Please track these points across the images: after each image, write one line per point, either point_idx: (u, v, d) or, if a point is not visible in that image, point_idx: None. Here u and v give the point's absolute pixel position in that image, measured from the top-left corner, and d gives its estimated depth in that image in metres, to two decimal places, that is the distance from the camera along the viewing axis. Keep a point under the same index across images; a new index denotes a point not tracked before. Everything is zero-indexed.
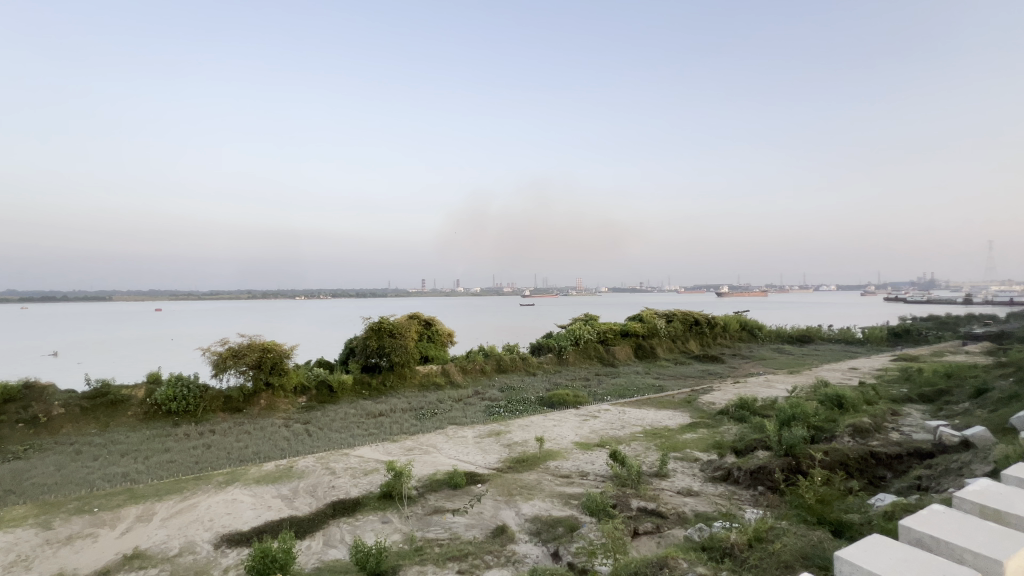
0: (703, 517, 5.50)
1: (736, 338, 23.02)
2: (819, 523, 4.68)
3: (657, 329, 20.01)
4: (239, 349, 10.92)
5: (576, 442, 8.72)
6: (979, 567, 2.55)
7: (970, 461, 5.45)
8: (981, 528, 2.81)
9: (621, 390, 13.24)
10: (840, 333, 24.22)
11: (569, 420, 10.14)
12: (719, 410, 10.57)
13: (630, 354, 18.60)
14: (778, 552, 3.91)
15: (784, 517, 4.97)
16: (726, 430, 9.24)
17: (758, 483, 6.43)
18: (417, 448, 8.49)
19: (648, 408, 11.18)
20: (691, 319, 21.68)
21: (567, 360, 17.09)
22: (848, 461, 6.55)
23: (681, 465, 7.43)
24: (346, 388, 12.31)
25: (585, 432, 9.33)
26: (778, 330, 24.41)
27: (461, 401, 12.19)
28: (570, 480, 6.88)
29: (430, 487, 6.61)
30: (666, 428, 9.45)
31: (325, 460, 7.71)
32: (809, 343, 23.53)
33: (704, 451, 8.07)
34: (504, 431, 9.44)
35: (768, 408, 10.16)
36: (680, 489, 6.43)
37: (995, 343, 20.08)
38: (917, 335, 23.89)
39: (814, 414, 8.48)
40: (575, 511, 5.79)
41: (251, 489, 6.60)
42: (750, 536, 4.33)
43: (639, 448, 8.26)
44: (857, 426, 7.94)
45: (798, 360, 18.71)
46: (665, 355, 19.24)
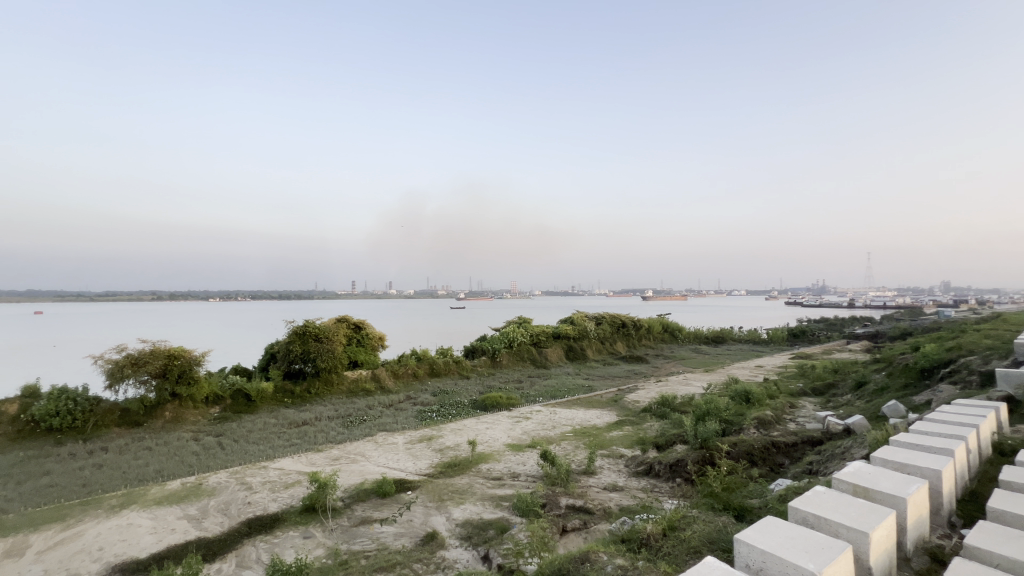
0: (626, 510, 5.77)
1: (659, 339, 24.43)
2: (725, 509, 5.09)
3: (587, 331, 20.75)
4: (140, 356, 9.74)
5: (508, 443, 8.79)
6: (851, 539, 2.91)
7: (851, 446, 6.18)
8: (853, 505, 3.21)
9: (552, 391, 13.55)
10: (749, 334, 26.52)
11: (502, 423, 10.21)
12: (643, 408, 11.15)
13: (562, 355, 19.09)
14: (688, 539, 4.20)
15: (696, 506, 5.35)
16: (649, 426, 9.78)
17: (677, 475, 6.86)
18: (344, 457, 8.14)
19: (578, 408, 11.54)
20: (618, 322, 22.72)
21: (501, 362, 17.21)
22: (753, 451, 7.17)
23: (607, 461, 7.76)
24: (266, 397, 11.51)
25: (517, 433, 9.44)
26: (696, 331, 26.23)
27: (392, 407, 11.85)
28: (501, 482, 6.93)
29: (356, 498, 6.35)
30: (594, 427, 9.81)
31: (240, 475, 7.16)
32: (722, 343, 25.53)
33: (629, 447, 8.48)
34: (436, 436, 9.31)
35: (686, 404, 10.89)
36: (606, 485, 6.71)
37: (872, 342, 22.98)
38: (811, 335, 26.75)
39: (725, 409, 9.21)
40: (505, 513, 5.83)
41: (151, 511, 5.97)
42: (664, 525, 4.62)
43: (569, 447, 8.52)
44: (761, 419, 8.73)
45: (713, 359, 20.21)
46: (594, 356, 19.97)
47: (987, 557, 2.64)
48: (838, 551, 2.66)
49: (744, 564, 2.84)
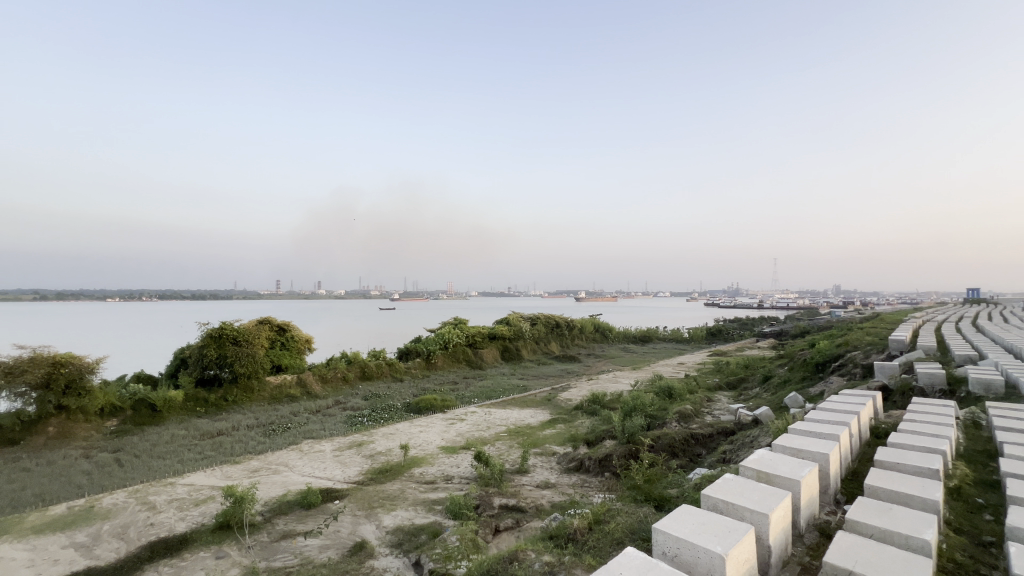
0: (557, 506, 5.88)
1: (591, 339, 25.30)
2: (647, 499, 5.35)
3: (522, 332, 20.98)
4: (16, 364, 8.48)
5: (442, 446, 8.66)
6: (754, 521, 3.17)
7: (758, 435, 6.74)
8: (756, 489, 3.49)
9: (488, 392, 13.54)
10: (673, 333, 28.17)
11: (437, 425, 10.04)
12: (575, 406, 11.46)
13: (497, 356, 19.16)
14: (612, 531, 4.36)
15: (621, 498, 5.58)
16: (580, 423, 10.06)
17: (605, 469, 7.12)
18: (264, 468, 7.60)
19: (513, 407, 11.64)
20: (552, 322, 23.20)
21: (436, 364, 16.95)
22: (675, 444, 7.62)
23: (541, 459, 7.88)
24: (174, 407, 10.48)
25: (451, 435, 9.33)
26: (625, 331, 27.44)
27: (319, 413, 11.25)
28: (435, 485, 6.80)
29: (277, 511, 5.95)
30: (528, 426, 9.95)
31: (141, 494, 6.45)
32: (649, 342, 26.94)
33: (561, 445, 8.67)
34: (367, 442, 8.97)
35: (615, 401, 11.35)
36: (539, 482, 6.81)
37: (777, 340, 25.32)
38: (727, 334, 28.98)
39: (650, 405, 9.69)
40: (438, 517, 5.73)
41: (27, 542, 5.20)
42: (590, 519, 4.77)
43: (503, 447, 8.56)
44: (682, 413, 9.29)
45: (641, 358, 21.24)
46: (529, 356, 20.25)
47: (863, 529, 2.97)
48: (742, 533, 2.88)
49: (661, 551, 2.99)
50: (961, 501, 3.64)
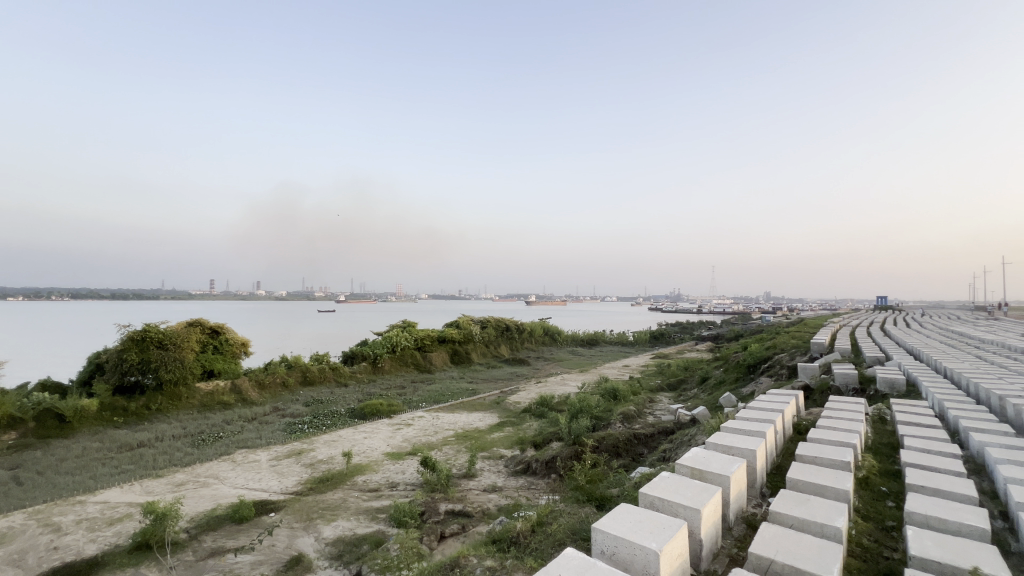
0: (503, 510, 5.86)
1: (540, 342, 25.59)
2: (589, 499, 5.45)
3: (472, 335, 20.82)
4: None
5: (387, 452, 8.41)
6: (687, 517, 3.29)
7: (695, 433, 7.06)
8: (689, 486, 3.64)
9: (435, 396, 13.30)
10: (618, 336, 29.05)
11: (382, 431, 9.74)
12: (523, 409, 11.51)
13: (446, 359, 18.91)
14: (554, 533, 4.39)
15: (565, 500, 5.64)
16: (528, 426, 10.12)
17: (551, 471, 7.18)
18: (191, 481, 7.03)
19: (461, 411, 11.51)
20: (502, 326, 23.18)
21: (382, 367, 16.48)
22: (618, 444, 7.82)
23: (488, 463, 7.84)
24: (87, 417, 9.50)
25: (397, 441, 9.08)
26: (573, 334, 27.97)
27: (255, 421, 10.61)
28: (378, 493, 6.57)
29: (203, 527, 5.51)
30: (476, 430, 9.88)
31: (43, 515, 5.77)
32: (597, 345, 27.64)
33: (509, 448, 8.67)
34: (306, 450, 8.55)
35: (563, 403, 11.51)
36: (486, 486, 6.76)
37: (714, 343, 26.74)
38: (669, 337, 30.29)
39: (595, 406, 9.89)
40: (381, 526, 5.54)
41: None
42: (533, 522, 4.78)
43: (450, 451, 8.44)
44: (626, 414, 9.57)
45: (587, 360, 21.73)
46: (479, 360, 20.15)
47: (784, 519, 3.16)
48: (676, 529, 2.98)
49: (599, 550, 3.04)
50: (868, 490, 3.98)
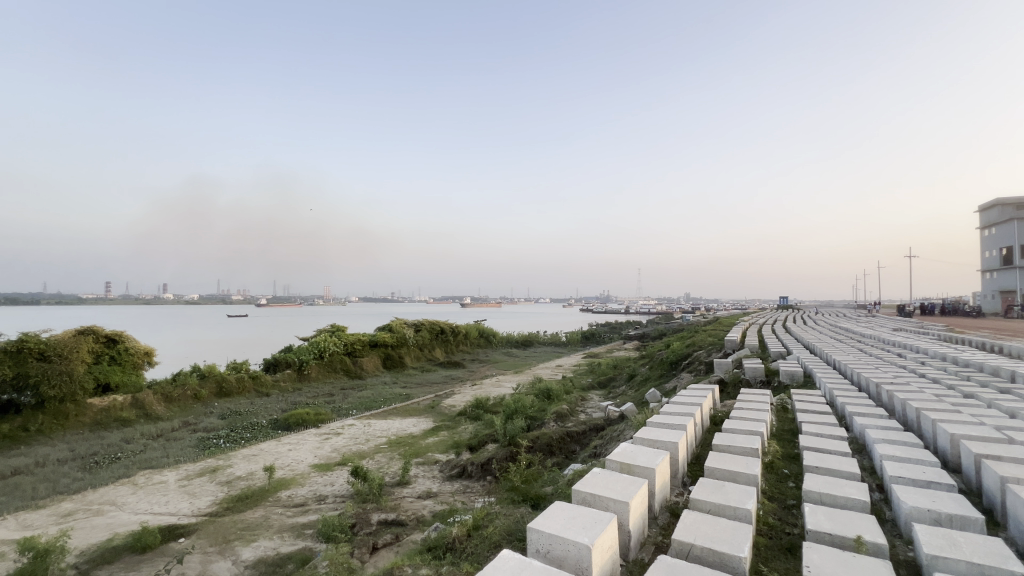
0: (438, 516, 5.78)
1: (475, 345, 25.54)
2: (524, 499, 5.52)
3: (406, 338, 20.32)
4: None
5: (315, 464, 7.98)
6: (616, 510, 3.44)
7: (624, 428, 7.40)
8: (618, 480, 3.81)
9: (367, 403, 12.82)
10: (552, 337, 29.72)
11: (309, 442, 9.22)
12: (458, 412, 11.42)
13: (379, 364, 18.30)
14: (490, 535, 4.41)
15: (500, 501, 5.68)
16: (463, 429, 10.06)
17: (487, 474, 7.19)
18: (81, 511, 6.23)
19: (394, 417, 11.19)
20: (437, 328, 22.82)
21: (308, 374, 15.60)
22: (552, 443, 8.01)
23: (423, 469, 7.71)
24: None
25: (325, 451, 8.65)
26: (508, 336, 28.21)
27: (161, 437, 9.62)
28: (305, 508, 6.22)
29: (96, 562, 4.90)
30: (410, 435, 9.67)
31: None
32: (531, 346, 28.09)
33: (444, 452, 8.57)
34: (222, 467, 7.88)
35: (498, 404, 11.57)
36: (420, 493, 6.64)
37: (641, 341, 28.25)
38: (599, 337, 31.49)
39: (530, 407, 10.04)
40: (308, 542, 5.25)
41: None
42: (468, 526, 4.76)
43: (383, 459, 8.18)
44: (559, 412, 9.81)
45: (522, 361, 22.01)
46: (413, 364, 19.70)
47: (702, 505, 3.41)
48: (606, 522, 3.12)
49: (535, 549, 3.09)
50: (773, 473, 4.40)
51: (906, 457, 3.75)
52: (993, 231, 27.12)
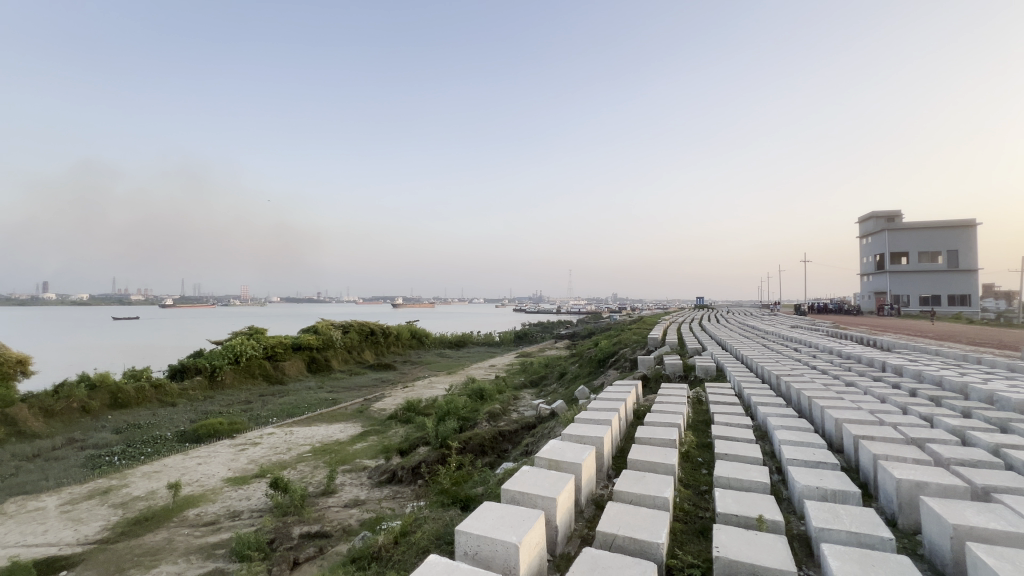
0: (365, 524, 5.55)
1: (407, 346, 24.94)
2: (454, 502, 5.46)
3: (332, 340, 19.36)
4: None
5: (228, 478, 7.34)
6: (544, 507, 3.49)
7: (554, 426, 7.57)
8: (546, 477, 3.88)
9: (289, 410, 12.02)
10: (485, 337, 29.75)
11: (221, 454, 8.48)
12: (389, 416, 11.06)
13: (303, 368, 17.25)
14: (417, 540, 4.30)
15: (429, 505, 5.57)
16: (393, 433, 9.77)
17: (418, 477, 7.02)
18: None
19: (319, 424, 10.60)
20: (366, 330, 21.98)
21: (222, 381, 14.36)
22: (484, 443, 8.00)
23: (350, 476, 7.37)
24: None
25: (240, 463, 8.01)
26: (440, 337, 27.81)
27: (39, 458, 8.40)
28: (216, 526, 5.70)
29: None
30: (336, 442, 9.22)
31: None
32: (465, 347, 27.97)
33: (373, 458, 8.26)
34: (116, 487, 7.03)
35: (430, 406, 11.36)
36: (347, 502, 6.34)
37: (571, 340, 29.13)
38: (532, 336, 32.03)
39: (462, 407, 9.95)
40: (219, 564, 4.82)
41: None
42: (396, 533, 4.61)
43: (306, 469, 7.72)
44: (492, 412, 9.83)
45: (455, 362, 21.76)
46: (340, 367, 18.82)
47: (624, 496, 3.56)
48: (534, 519, 3.15)
49: (462, 552, 3.05)
50: (689, 462, 4.72)
51: (800, 441, 4.17)
52: (869, 240, 31.10)
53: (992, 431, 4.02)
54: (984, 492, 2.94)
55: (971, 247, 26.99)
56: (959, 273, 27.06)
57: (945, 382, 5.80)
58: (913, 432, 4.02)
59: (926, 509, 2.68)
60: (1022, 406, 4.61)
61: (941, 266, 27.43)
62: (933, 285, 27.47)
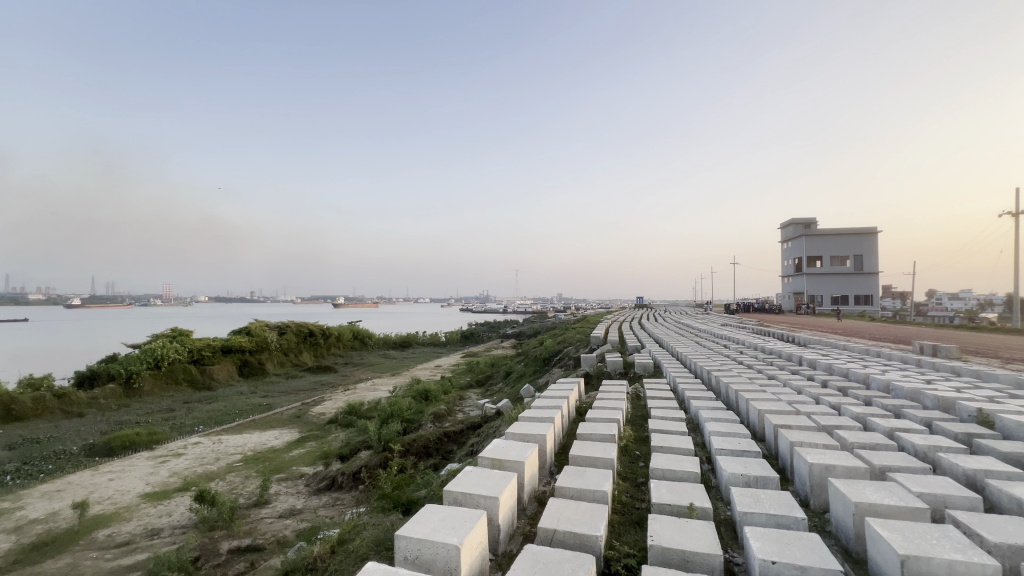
0: (301, 534, 5.28)
1: (349, 347, 24.07)
2: (396, 506, 5.32)
3: (267, 342, 18.28)
4: None
5: (145, 494, 6.72)
6: (487, 506, 3.48)
7: (499, 425, 7.58)
8: (489, 476, 3.87)
9: (217, 417, 11.20)
10: (431, 337, 29.33)
11: (137, 468, 7.75)
12: (328, 420, 10.60)
13: (234, 372, 16.14)
14: (356, 547, 4.15)
15: (369, 511, 5.40)
16: (333, 438, 9.39)
17: (359, 482, 6.78)
18: None
19: (251, 431, 9.97)
20: (304, 331, 20.95)
21: (140, 388, 13.15)
22: (428, 445, 7.88)
23: (285, 485, 6.99)
24: None
25: (161, 477, 7.37)
26: (384, 337, 27.08)
27: None
28: (131, 547, 5.21)
29: None
30: (271, 449, 8.72)
31: None
32: (410, 347, 27.43)
33: (311, 465, 7.89)
34: (8, 510, 6.23)
35: (372, 409, 11.02)
36: (282, 512, 6.01)
37: (517, 339, 29.40)
38: (478, 336, 31.96)
39: (406, 409, 9.75)
40: None
41: None
42: (333, 542, 4.42)
43: (236, 479, 7.24)
44: (436, 413, 9.69)
45: (399, 363, 21.25)
46: (276, 370, 17.83)
47: (565, 491, 3.63)
48: (476, 520, 3.14)
49: (402, 557, 2.97)
50: (627, 456, 4.89)
51: (728, 432, 4.44)
52: (789, 245, 33.80)
53: (888, 417, 4.49)
54: (881, 471, 3.27)
55: (874, 252, 30.06)
56: (863, 276, 30.09)
57: (851, 373, 6.41)
58: (823, 420, 4.40)
59: (833, 490, 2.94)
60: (912, 393, 5.20)
61: (849, 270, 30.35)
62: (842, 286, 30.35)
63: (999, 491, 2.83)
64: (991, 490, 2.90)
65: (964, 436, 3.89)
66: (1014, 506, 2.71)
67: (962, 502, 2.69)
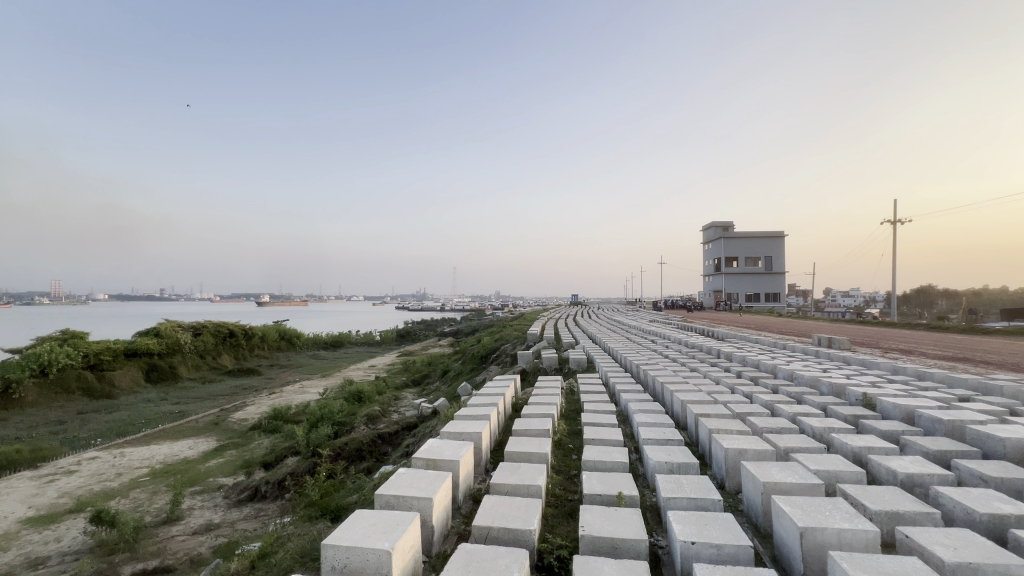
0: (217, 550, 4.88)
1: (274, 348, 22.62)
2: (323, 514, 5.07)
3: (180, 343, 16.67)
4: None
5: (27, 518, 5.89)
6: (420, 508, 3.40)
7: (435, 424, 7.47)
8: (422, 477, 3.79)
9: (119, 428, 10.06)
10: (365, 337, 28.30)
11: (17, 490, 6.77)
12: (251, 426, 9.92)
13: (140, 378, 14.57)
14: (280, 559, 3.90)
15: (294, 520, 5.10)
16: (257, 445, 8.79)
17: (285, 491, 6.40)
18: None
19: (161, 442, 9.08)
20: (223, 331, 19.36)
21: (19, 400, 11.46)
22: (361, 448, 7.59)
23: (199, 499, 6.42)
24: None
25: (49, 498, 6.51)
26: (314, 337, 25.73)
27: None
28: None
29: None
30: (183, 461, 7.99)
31: None
32: (342, 347, 26.31)
33: (230, 475, 7.32)
34: None
35: (301, 412, 10.46)
36: (196, 528, 5.52)
37: (455, 337, 29.20)
38: (415, 334, 31.30)
39: (337, 412, 9.32)
40: None
41: None
42: (252, 557, 4.12)
43: (143, 496, 6.55)
44: (371, 414, 9.35)
45: (331, 364, 20.36)
46: (191, 374, 16.35)
47: (500, 487, 3.63)
48: (408, 523, 3.06)
49: (329, 567, 2.82)
50: (561, 449, 5.01)
51: (653, 422, 4.69)
52: (710, 246, 36.27)
53: (791, 402, 4.95)
54: (785, 452, 3.61)
55: (782, 253, 33.08)
56: (773, 275, 33.04)
57: (762, 364, 7.00)
58: (737, 408, 4.77)
59: (746, 472, 3.19)
60: (810, 381, 5.77)
61: (761, 269, 33.16)
62: (755, 284, 33.11)
63: (878, 464, 3.23)
64: (873, 464, 3.29)
65: (853, 418, 4.37)
66: (890, 477, 3.09)
67: (851, 476, 3.02)
